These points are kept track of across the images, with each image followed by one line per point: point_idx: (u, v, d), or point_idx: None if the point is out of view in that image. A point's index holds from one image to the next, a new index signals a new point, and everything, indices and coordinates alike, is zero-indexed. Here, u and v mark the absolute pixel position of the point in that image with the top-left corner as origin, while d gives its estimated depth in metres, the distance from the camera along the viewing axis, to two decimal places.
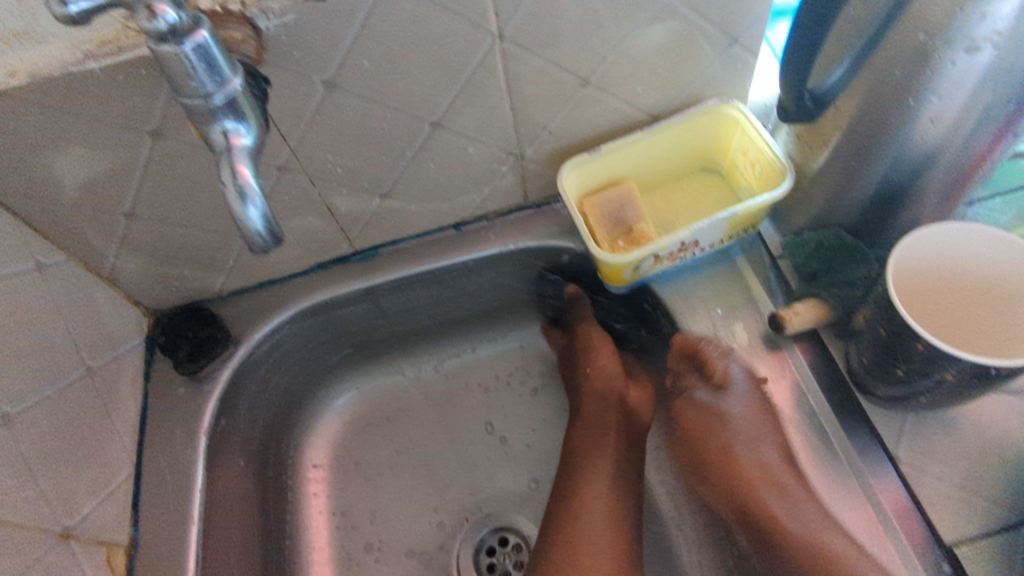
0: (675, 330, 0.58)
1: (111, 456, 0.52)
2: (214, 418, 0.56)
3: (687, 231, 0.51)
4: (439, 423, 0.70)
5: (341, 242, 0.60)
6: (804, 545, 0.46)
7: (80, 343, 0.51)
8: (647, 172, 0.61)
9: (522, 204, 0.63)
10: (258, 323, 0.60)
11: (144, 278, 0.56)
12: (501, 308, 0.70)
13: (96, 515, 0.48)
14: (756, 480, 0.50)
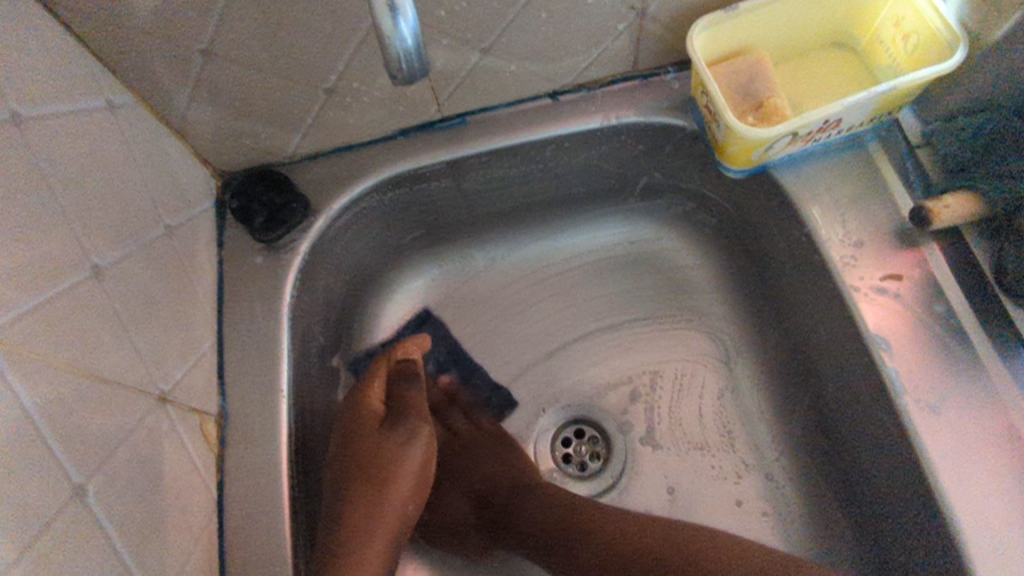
0: (797, 224, 0.53)
1: (196, 322, 0.48)
2: (295, 290, 0.53)
3: (835, 108, 0.45)
4: (512, 312, 0.67)
5: (429, 104, 0.54)
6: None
7: (155, 198, 0.46)
8: (775, 41, 0.52)
9: (627, 73, 0.56)
10: (337, 192, 0.55)
11: (215, 132, 0.51)
12: (585, 194, 0.65)
13: (189, 379, 0.45)
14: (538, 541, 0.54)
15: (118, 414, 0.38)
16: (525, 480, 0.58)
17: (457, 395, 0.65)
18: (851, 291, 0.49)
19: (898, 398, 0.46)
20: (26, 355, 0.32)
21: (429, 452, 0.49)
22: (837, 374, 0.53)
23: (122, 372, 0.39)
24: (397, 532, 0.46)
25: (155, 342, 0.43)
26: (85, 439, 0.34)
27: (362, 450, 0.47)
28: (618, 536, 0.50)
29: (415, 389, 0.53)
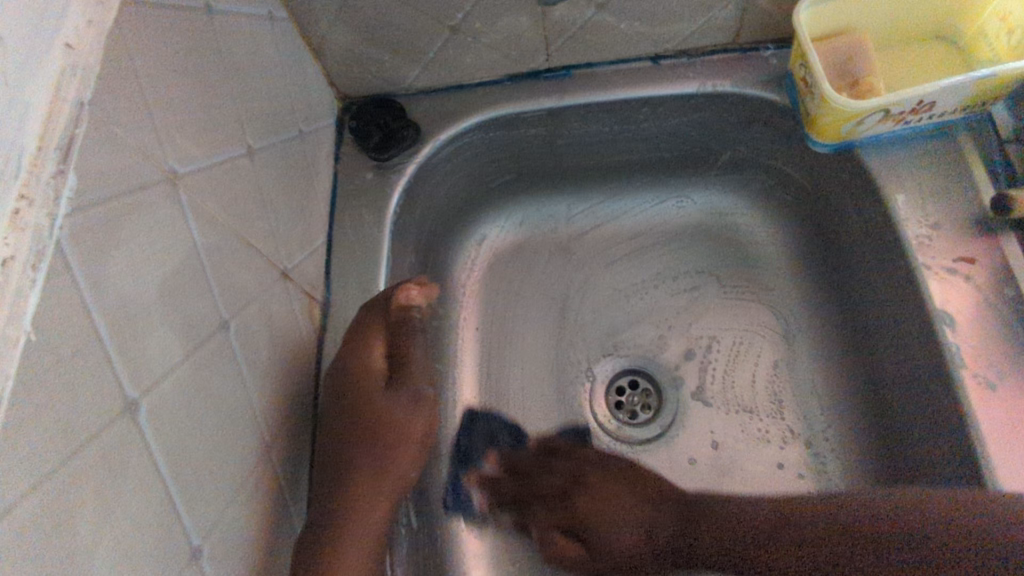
0: (875, 202, 0.55)
1: (314, 219, 0.54)
2: (398, 207, 0.59)
3: (930, 88, 0.48)
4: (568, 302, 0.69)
5: (539, 53, 0.58)
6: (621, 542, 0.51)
7: (295, 105, 0.52)
8: (878, 25, 0.54)
9: (728, 45, 0.59)
10: (445, 125, 0.61)
11: (347, 56, 0.56)
12: (669, 160, 0.68)
13: (305, 267, 0.51)
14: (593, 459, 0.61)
15: (256, 276, 0.43)
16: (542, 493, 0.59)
17: (516, 466, 0.62)
18: (923, 268, 0.51)
19: (956, 373, 0.48)
20: (200, 206, 0.38)
21: (426, 405, 0.47)
22: (898, 349, 0.55)
23: (261, 243, 0.45)
24: (390, 499, 0.44)
25: (284, 227, 0.48)
26: (232, 288, 0.40)
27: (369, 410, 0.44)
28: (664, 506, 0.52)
29: (417, 338, 0.49)
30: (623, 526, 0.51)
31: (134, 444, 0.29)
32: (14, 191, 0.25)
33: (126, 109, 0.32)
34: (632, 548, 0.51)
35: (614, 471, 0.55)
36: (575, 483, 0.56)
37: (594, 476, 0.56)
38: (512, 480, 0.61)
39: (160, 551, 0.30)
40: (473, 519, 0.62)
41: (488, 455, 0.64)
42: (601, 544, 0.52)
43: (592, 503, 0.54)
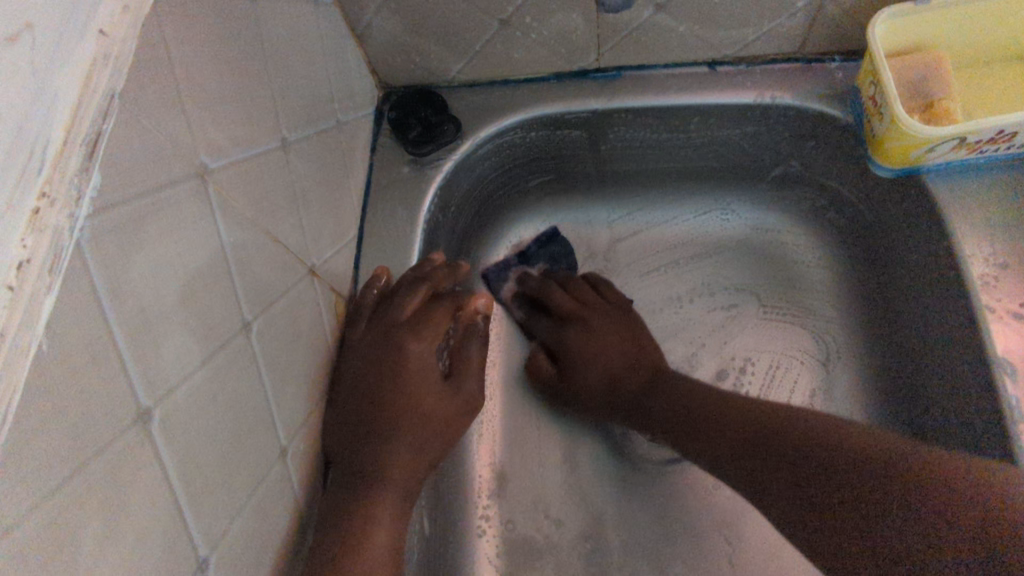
0: (938, 232, 0.51)
1: (347, 213, 0.53)
2: (432, 205, 0.57)
3: (1015, 118, 0.44)
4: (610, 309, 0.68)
5: (590, 52, 0.56)
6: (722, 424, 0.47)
7: (335, 94, 0.51)
8: (957, 41, 0.50)
9: (792, 55, 0.56)
10: (486, 122, 0.58)
11: (391, 46, 0.55)
12: (717, 170, 0.65)
13: (334, 262, 0.50)
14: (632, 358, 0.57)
15: (284, 273, 0.42)
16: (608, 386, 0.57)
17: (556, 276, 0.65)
18: (985, 310, 0.48)
19: (1010, 423, 0.45)
20: (230, 201, 0.36)
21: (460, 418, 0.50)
22: (949, 389, 0.52)
23: (291, 238, 0.43)
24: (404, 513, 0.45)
25: (315, 221, 0.47)
26: (258, 285, 0.39)
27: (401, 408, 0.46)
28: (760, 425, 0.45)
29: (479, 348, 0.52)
30: (602, 365, 0.57)
31: (146, 453, 0.28)
32: (35, 190, 0.24)
33: (159, 100, 0.31)
34: (595, 388, 0.57)
35: (621, 323, 0.59)
36: (583, 320, 0.60)
37: (604, 343, 0.58)
38: (540, 280, 0.64)
39: (166, 562, 0.29)
40: (488, 509, 0.60)
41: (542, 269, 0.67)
42: (574, 377, 0.58)
43: (591, 341, 0.59)
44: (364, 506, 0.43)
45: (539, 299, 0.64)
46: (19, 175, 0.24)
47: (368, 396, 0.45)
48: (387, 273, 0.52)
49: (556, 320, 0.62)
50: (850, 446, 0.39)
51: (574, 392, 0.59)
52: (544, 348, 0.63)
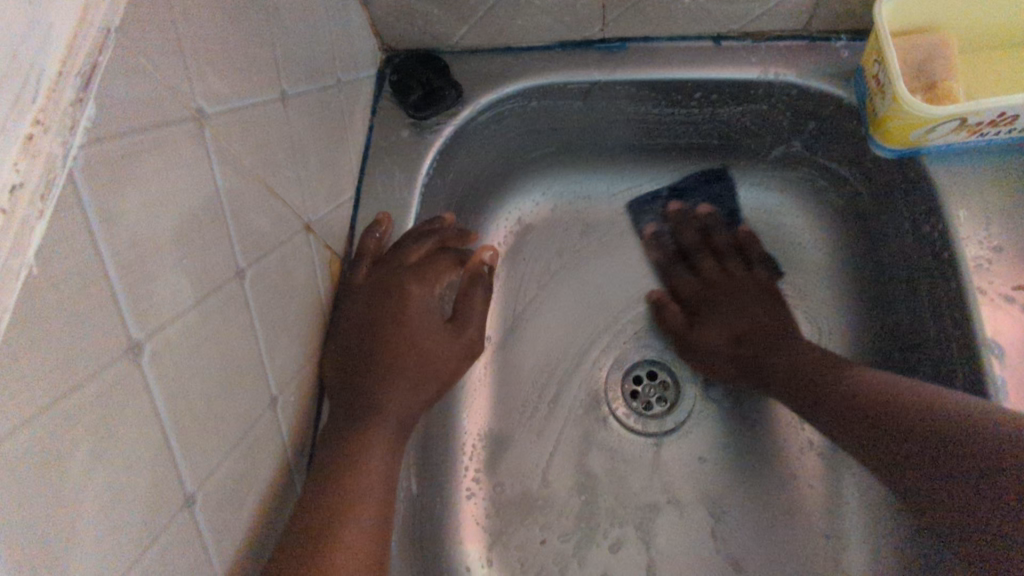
0: (934, 214, 0.51)
1: (344, 173, 0.53)
2: (430, 170, 0.57)
3: (1017, 101, 0.44)
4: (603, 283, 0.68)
5: (595, 22, 0.55)
6: (866, 384, 0.49)
7: (337, 53, 0.51)
8: (964, 23, 0.50)
9: (797, 32, 0.55)
10: (487, 89, 0.58)
11: (394, 7, 0.54)
12: (718, 148, 0.65)
13: (330, 220, 0.50)
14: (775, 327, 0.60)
15: (279, 226, 0.42)
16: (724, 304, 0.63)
17: (709, 231, 0.68)
18: (975, 293, 0.48)
19: (996, 405, 0.45)
20: (225, 149, 0.36)
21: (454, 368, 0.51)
22: (938, 371, 0.52)
23: (287, 193, 0.43)
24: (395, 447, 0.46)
25: (312, 178, 0.47)
26: (253, 235, 0.39)
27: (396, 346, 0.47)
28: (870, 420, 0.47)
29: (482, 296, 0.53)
30: (724, 327, 0.61)
31: (134, 386, 0.29)
32: (28, 118, 0.24)
33: (158, 40, 0.31)
34: (717, 344, 0.60)
35: (751, 298, 0.62)
36: (704, 315, 0.63)
37: (744, 311, 0.61)
38: (698, 235, 0.68)
39: (154, 492, 0.30)
40: (473, 479, 0.61)
41: (701, 206, 0.68)
42: (694, 337, 0.62)
43: (729, 313, 0.62)
44: (352, 441, 0.43)
45: (677, 264, 0.67)
46: (12, 101, 0.24)
47: (367, 330, 0.47)
48: (388, 220, 0.54)
49: (688, 311, 0.64)
50: (891, 407, 0.46)
51: (699, 352, 0.62)
52: (672, 328, 0.64)
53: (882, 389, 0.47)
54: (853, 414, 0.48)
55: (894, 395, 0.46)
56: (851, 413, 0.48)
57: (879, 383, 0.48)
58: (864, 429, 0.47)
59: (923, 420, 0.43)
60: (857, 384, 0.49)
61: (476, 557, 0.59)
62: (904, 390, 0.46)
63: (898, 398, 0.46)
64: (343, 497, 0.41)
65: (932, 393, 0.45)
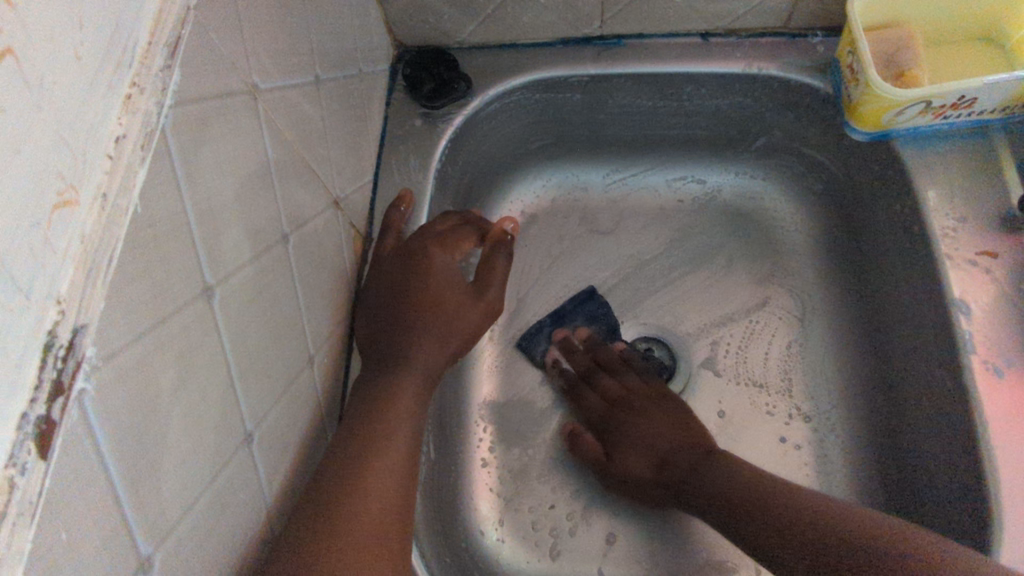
0: (905, 192, 0.57)
1: (365, 158, 0.57)
2: (442, 157, 0.61)
3: (974, 84, 0.49)
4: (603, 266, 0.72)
5: (595, 18, 0.60)
6: (789, 515, 0.45)
7: (358, 46, 0.54)
8: (926, 18, 0.55)
9: (777, 29, 0.60)
10: (493, 82, 0.62)
11: (408, 5, 0.58)
12: (707, 138, 0.70)
13: (354, 200, 0.54)
14: (688, 441, 0.57)
15: (314, 199, 0.46)
16: (630, 433, 0.60)
17: (598, 350, 0.67)
18: (945, 258, 0.53)
19: (964, 356, 0.50)
20: (273, 123, 0.40)
21: (477, 333, 0.54)
22: (912, 336, 0.57)
23: (320, 170, 0.47)
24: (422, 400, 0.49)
25: (340, 159, 0.51)
26: (294, 205, 0.42)
27: (416, 311, 0.50)
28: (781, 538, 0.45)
29: (503, 261, 0.56)
30: (647, 451, 0.58)
31: (209, 325, 0.32)
32: (127, 79, 0.28)
33: (221, 19, 0.34)
34: (641, 471, 0.58)
35: (671, 406, 0.61)
36: (626, 402, 0.63)
37: (651, 414, 0.60)
38: (587, 358, 0.67)
39: (223, 423, 0.33)
40: (484, 441, 0.66)
41: (580, 329, 0.69)
42: (618, 460, 0.59)
43: (636, 427, 0.60)
44: (380, 406, 0.46)
45: (583, 381, 0.66)
46: (116, 63, 0.27)
47: (390, 298, 0.50)
48: (409, 199, 0.57)
49: (603, 398, 0.64)
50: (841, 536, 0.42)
51: (622, 474, 0.59)
52: (588, 420, 0.64)
53: (802, 511, 0.45)
54: (789, 539, 0.44)
55: (834, 517, 0.43)
56: (796, 557, 0.43)
57: (742, 476, 0.51)
58: (795, 552, 0.43)
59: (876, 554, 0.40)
60: (784, 512, 0.46)
61: (486, 515, 0.63)
62: (800, 498, 0.46)
63: (808, 531, 0.43)
64: (370, 445, 0.44)
65: (900, 523, 0.42)
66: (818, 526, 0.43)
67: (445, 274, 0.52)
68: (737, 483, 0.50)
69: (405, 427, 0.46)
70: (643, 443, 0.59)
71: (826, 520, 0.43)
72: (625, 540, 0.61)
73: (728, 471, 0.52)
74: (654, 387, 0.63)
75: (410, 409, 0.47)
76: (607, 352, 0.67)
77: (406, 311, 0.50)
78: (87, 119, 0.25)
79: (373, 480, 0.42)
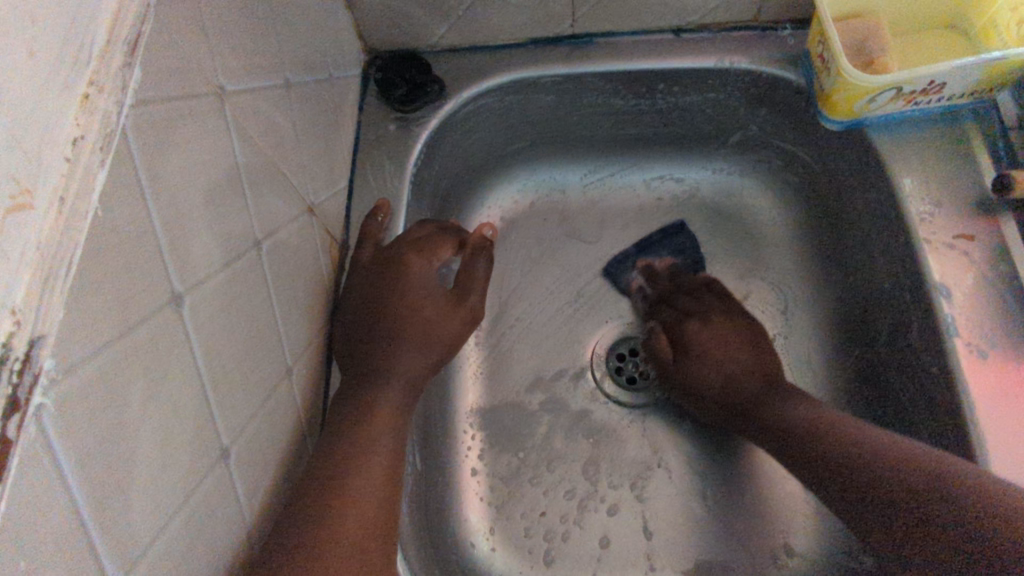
0: (880, 180, 0.57)
1: (338, 164, 0.56)
2: (418, 161, 0.60)
3: (943, 69, 0.50)
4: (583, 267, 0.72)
5: (566, 17, 0.60)
6: (857, 439, 0.47)
7: (327, 50, 0.53)
8: (893, 8, 0.56)
9: (747, 23, 0.61)
10: (467, 84, 0.62)
11: (377, 9, 0.57)
12: (682, 135, 0.70)
13: (328, 207, 0.53)
14: (755, 375, 0.58)
15: (286, 205, 0.45)
16: (700, 370, 0.60)
17: (678, 276, 0.68)
18: (923, 242, 0.53)
19: (948, 339, 0.50)
20: (241, 127, 0.39)
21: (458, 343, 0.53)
22: (894, 321, 0.57)
23: (293, 175, 0.46)
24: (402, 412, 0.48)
25: (313, 164, 0.50)
26: (266, 211, 0.41)
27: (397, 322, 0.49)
28: (848, 457, 0.46)
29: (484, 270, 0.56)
30: (714, 363, 0.59)
31: (179, 335, 0.31)
32: (84, 77, 0.26)
33: (184, 17, 0.33)
34: (707, 378, 0.59)
35: (746, 326, 0.62)
36: (700, 316, 0.63)
37: (726, 326, 0.62)
38: (668, 281, 0.68)
39: (197, 438, 0.32)
40: (472, 449, 0.65)
41: (665, 258, 0.71)
42: (687, 368, 0.61)
43: (700, 333, 0.62)
44: (361, 421, 0.45)
45: (661, 303, 0.67)
46: (72, 61, 0.26)
47: (370, 308, 0.49)
48: (387, 208, 0.56)
49: (677, 310, 0.65)
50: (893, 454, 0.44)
51: (681, 377, 0.61)
52: (664, 328, 0.65)
53: (857, 438, 0.47)
54: (846, 460, 0.46)
55: (888, 452, 0.45)
56: (846, 485, 0.46)
57: (818, 416, 0.51)
58: (831, 475, 0.47)
59: (898, 470, 0.43)
60: (832, 443, 0.48)
61: (477, 525, 0.62)
62: (840, 432, 0.48)
63: (849, 457, 0.46)
64: (350, 461, 0.42)
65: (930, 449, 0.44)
66: (873, 454, 0.45)
67: (426, 284, 0.51)
68: (807, 421, 0.51)
69: (387, 443, 0.45)
70: (713, 359, 0.60)
71: (888, 445, 0.45)
72: (619, 542, 0.61)
73: (800, 411, 0.53)
74: (744, 321, 0.62)
75: (391, 425, 0.46)
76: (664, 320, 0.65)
77: (385, 322, 0.49)
78: (42, 118, 0.24)
79: (354, 501, 0.41)
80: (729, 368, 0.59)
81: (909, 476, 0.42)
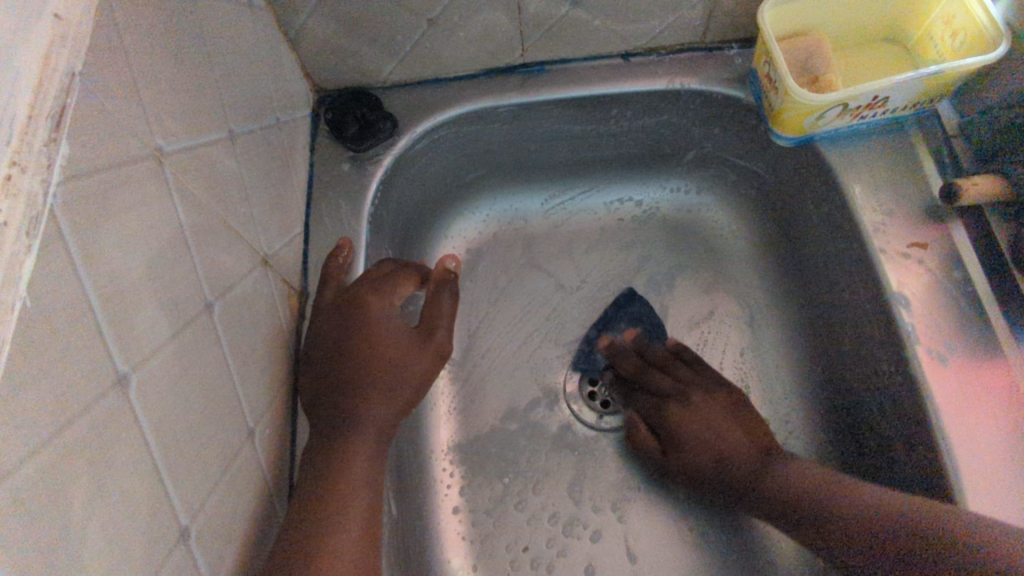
0: (834, 192, 0.58)
1: (292, 209, 0.54)
2: (375, 199, 0.59)
3: (885, 85, 0.51)
4: (550, 292, 0.71)
5: (515, 48, 0.59)
6: (854, 518, 0.45)
7: (273, 94, 0.52)
8: (833, 26, 0.57)
9: (694, 44, 0.61)
10: (419, 119, 0.61)
11: (323, 49, 0.56)
12: (639, 155, 0.70)
13: (284, 254, 0.51)
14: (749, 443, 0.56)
15: (238, 261, 0.43)
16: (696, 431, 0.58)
17: (646, 353, 0.64)
18: (879, 254, 0.54)
19: (910, 348, 0.51)
20: (184, 187, 0.37)
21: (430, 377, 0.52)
22: (856, 330, 0.58)
23: (243, 228, 0.44)
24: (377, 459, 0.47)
25: (264, 213, 0.48)
26: (217, 270, 0.40)
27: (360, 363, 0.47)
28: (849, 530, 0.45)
29: (449, 298, 0.55)
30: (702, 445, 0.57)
31: (125, 417, 0.29)
32: (6, 158, 0.24)
33: (114, 83, 0.32)
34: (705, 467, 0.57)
35: (720, 395, 0.59)
36: (682, 397, 0.60)
37: (729, 421, 0.57)
38: (634, 360, 0.64)
39: (150, 525, 0.30)
40: (451, 488, 0.64)
41: (625, 331, 0.68)
42: (680, 462, 0.59)
43: (692, 421, 0.59)
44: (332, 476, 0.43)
45: (634, 385, 0.65)
46: None
47: (331, 353, 0.47)
48: (350, 244, 0.55)
49: (653, 395, 0.62)
50: (890, 531, 0.43)
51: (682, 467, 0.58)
52: (643, 417, 0.63)
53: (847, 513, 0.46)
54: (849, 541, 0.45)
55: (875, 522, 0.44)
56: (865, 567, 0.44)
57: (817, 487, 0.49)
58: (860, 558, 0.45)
59: (900, 545, 0.42)
60: (837, 521, 0.46)
61: (460, 566, 0.61)
62: (842, 497, 0.47)
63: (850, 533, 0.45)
64: (322, 521, 0.41)
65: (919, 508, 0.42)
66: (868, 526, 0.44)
67: (390, 321, 0.50)
68: (802, 493, 0.50)
69: (363, 497, 0.44)
70: (710, 433, 0.57)
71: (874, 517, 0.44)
72: (605, 569, 0.60)
73: (791, 477, 0.51)
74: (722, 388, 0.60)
75: (366, 476, 0.45)
76: (644, 377, 0.64)
77: (347, 365, 0.47)
78: None
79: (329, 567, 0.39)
80: (720, 424, 0.57)
81: (918, 540, 0.41)
